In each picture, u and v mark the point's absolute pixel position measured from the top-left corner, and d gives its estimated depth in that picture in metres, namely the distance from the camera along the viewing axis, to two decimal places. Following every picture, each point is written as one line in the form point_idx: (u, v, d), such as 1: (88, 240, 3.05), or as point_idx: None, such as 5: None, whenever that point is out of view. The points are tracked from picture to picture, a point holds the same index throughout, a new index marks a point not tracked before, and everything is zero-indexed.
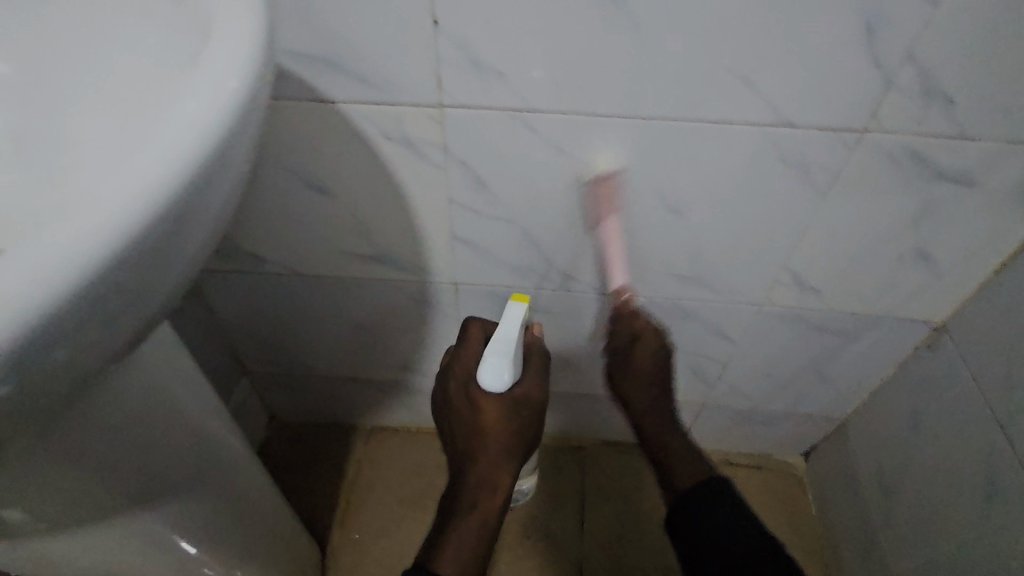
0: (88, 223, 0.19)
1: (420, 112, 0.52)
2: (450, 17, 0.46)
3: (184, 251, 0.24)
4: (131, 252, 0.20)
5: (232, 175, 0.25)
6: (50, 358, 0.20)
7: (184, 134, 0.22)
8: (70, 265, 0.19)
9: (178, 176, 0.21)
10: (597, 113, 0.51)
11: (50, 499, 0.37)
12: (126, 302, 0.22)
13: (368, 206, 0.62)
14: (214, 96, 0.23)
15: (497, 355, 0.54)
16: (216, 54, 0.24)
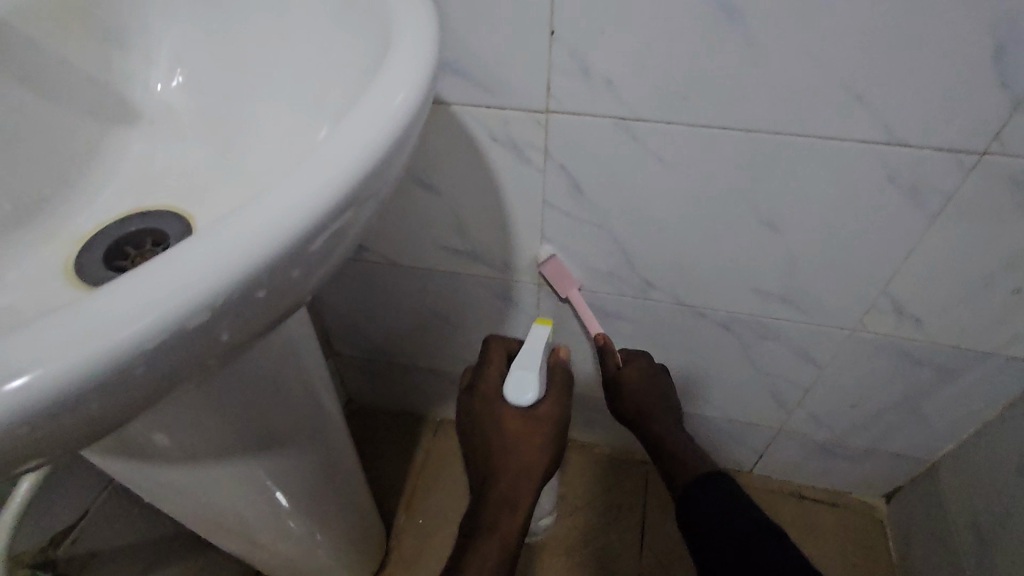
0: (282, 208, 0.21)
1: (529, 117, 0.55)
2: (567, 27, 0.49)
3: (345, 243, 0.26)
4: (330, 226, 0.23)
5: (393, 177, 0.27)
6: (243, 324, 0.22)
7: (377, 120, 0.25)
8: (264, 244, 0.20)
9: (374, 156, 0.24)
10: (699, 123, 0.52)
11: (190, 431, 0.42)
12: (294, 287, 0.24)
13: (466, 203, 0.65)
14: (392, 105, 0.25)
15: (522, 371, 0.52)
16: (394, 68, 0.27)
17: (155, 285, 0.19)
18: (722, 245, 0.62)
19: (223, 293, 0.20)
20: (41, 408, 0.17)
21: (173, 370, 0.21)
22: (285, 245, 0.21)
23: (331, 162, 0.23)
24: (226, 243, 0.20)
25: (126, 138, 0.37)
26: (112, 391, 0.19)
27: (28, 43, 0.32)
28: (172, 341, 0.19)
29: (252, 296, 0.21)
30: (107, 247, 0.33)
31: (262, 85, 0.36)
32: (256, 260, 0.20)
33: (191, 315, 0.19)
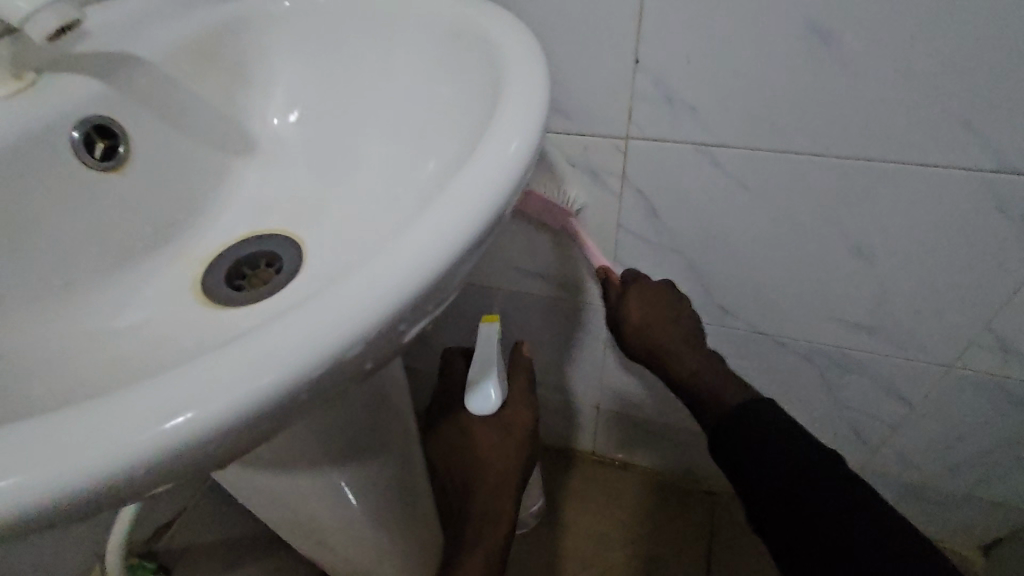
0: (418, 248, 0.23)
1: (609, 143, 0.56)
2: (652, 54, 0.49)
3: (461, 276, 0.27)
4: (458, 264, 0.24)
5: (505, 212, 0.29)
6: (380, 354, 0.24)
7: (495, 168, 0.26)
8: (405, 282, 0.22)
9: (491, 204, 0.25)
10: (786, 150, 0.51)
11: (288, 440, 0.45)
12: (422, 319, 0.25)
13: (540, 225, 0.67)
14: (510, 148, 0.27)
15: (480, 377, 0.49)
16: (510, 111, 0.28)
17: (299, 330, 0.20)
18: (806, 273, 0.60)
19: (357, 340, 0.21)
20: (209, 435, 0.19)
21: (319, 397, 0.22)
22: (412, 293, 0.22)
23: (454, 212, 0.24)
24: (373, 281, 0.22)
25: (249, 169, 0.40)
26: (256, 427, 0.21)
27: (175, 87, 0.36)
28: (311, 382, 0.21)
29: (380, 342, 0.22)
30: (229, 272, 0.36)
31: (371, 122, 0.39)
32: (387, 306, 0.22)
33: (335, 353, 0.21)
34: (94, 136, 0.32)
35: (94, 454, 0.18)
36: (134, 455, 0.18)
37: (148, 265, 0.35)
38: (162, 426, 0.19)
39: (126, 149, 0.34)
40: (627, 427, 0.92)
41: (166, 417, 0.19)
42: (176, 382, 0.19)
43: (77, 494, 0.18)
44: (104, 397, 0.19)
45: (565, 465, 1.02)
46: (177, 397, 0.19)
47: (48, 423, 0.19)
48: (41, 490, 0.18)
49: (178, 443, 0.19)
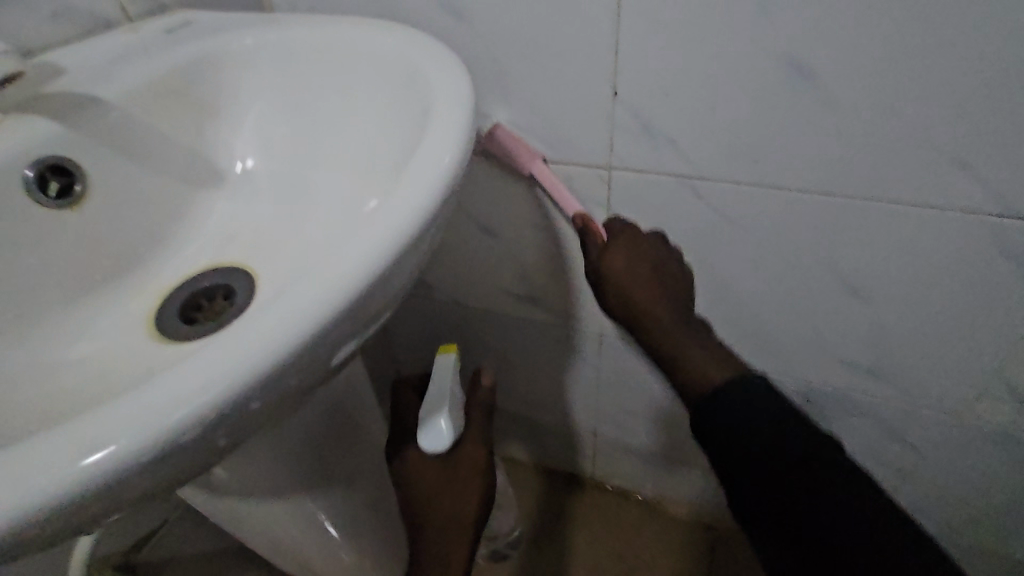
0: (318, 291, 0.23)
1: (591, 174, 0.55)
2: (631, 87, 0.48)
3: (379, 312, 0.27)
4: (361, 303, 0.24)
5: (425, 246, 0.29)
6: (285, 395, 0.23)
7: (411, 200, 0.27)
8: (301, 327, 0.22)
9: (404, 239, 0.26)
10: (773, 184, 0.49)
11: (246, 467, 0.45)
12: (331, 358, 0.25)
13: (528, 251, 0.66)
14: (424, 186, 0.27)
15: (430, 416, 0.49)
16: (430, 148, 0.29)
17: (207, 369, 0.20)
18: (801, 311, 0.57)
19: (264, 375, 0.21)
20: (103, 488, 0.19)
21: (224, 442, 0.22)
22: (318, 329, 0.22)
23: (364, 246, 0.25)
24: (269, 326, 0.22)
25: (212, 199, 0.41)
26: (160, 470, 0.21)
27: (137, 124, 0.37)
28: (217, 422, 0.21)
29: (289, 377, 0.22)
30: (188, 299, 0.37)
31: (327, 152, 0.39)
32: (291, 345, 0.22)
33: (234, 398, 0.21)
34: (50, 175, 0.33)
35: None
36: (34, 503, 0.18)
37: (109, 296, 0.36)
38: (78, 466, 0.19)
39: (83, 186, 0.35)
40: (624, 455, 0.90)
41: (78, 458, 0.19)
42: (79, 432, 0.19)
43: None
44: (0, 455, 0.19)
45: (563, 491, 1.00)
46: (80, 445, 0.19)
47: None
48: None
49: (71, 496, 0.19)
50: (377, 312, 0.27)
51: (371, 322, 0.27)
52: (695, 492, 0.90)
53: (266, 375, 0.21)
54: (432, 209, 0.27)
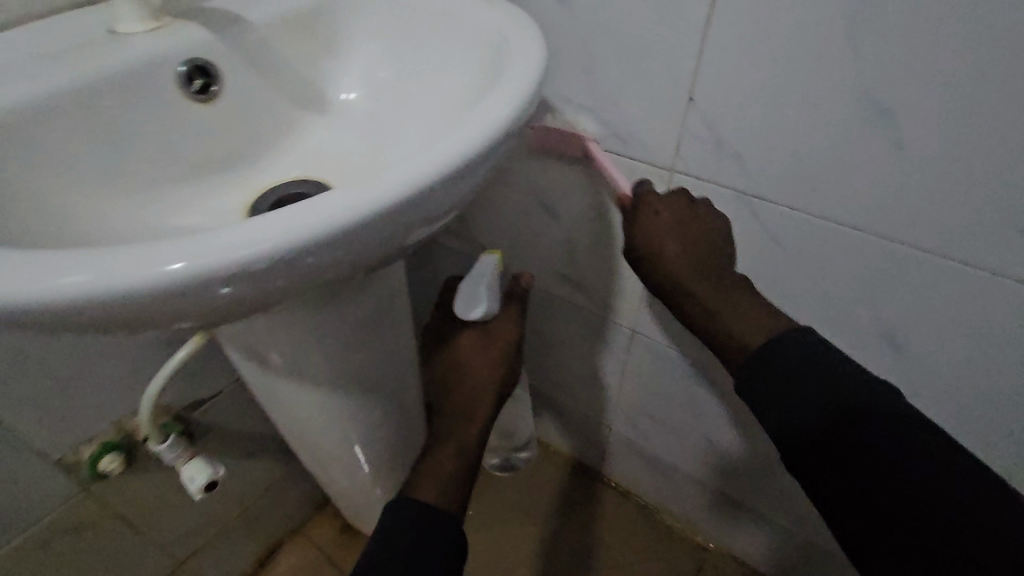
0: (371, 190, 0.28)
1: (654, 172, 0.58)
2: (707, 95, 0.50)
3: (419, 227, 0.32)
4: (402, 210, 0.29)
5: (470, 185, 0.34)
6: (324, 267, 0.29)
7: (462, 142, 0.32)
8: (352, 213, 0.28)
9: (449, 168, 0.31)
10: (826, 216, 0.50)
11: (291, 359, 0.51)
12: (368, 250, 0.31)
13: (581, 235, 0.69)
14: (479, 131, 0.32)
15: (472, 286, 0.59)
16: (493, 104, 0.34)
17: (270, 227, 0.26)
18: (833, 349, 0.57)
19: (307, 245, 0.27)
20: (179, 290, 0.25)
21: (273, 287, 0.28)
22: (356, 223, 0.28)
23: (411, 170, 0.30)
24: (326, 207, 0.28)
25: (313, 122, 0.48)
26: (214, 296, 0.27)
27: (270, 45, 0.44)
28: (263, 270, 0.26)
29: (324, 254, 0.28)
30: (271, 198, 0.44)
31: (415, 98, 0.45)
32: (337, 224, 0.27)
33: (285, 252, 0.26)
34: (196, 74, 0.41)
35: (97, 281, 0.24)
36: (127, 285, 0.25)
37: (215, 181, 0.44)
38: (166, 268, 0.25)
39: (218, 88, 0.42)
40: (634, 456, 0.92)
41: (167, 262, 0.25)
42: (170, 246, 0.25)
43: (76, 303, 0.25)
44: (115, 249, 0.25)
45: (566, 474, 1.03)
46: (169, 255, 0.25)
47: (75, 256, 0.25)
48: (60, 293, 0.24)
49: (154, 288, 0.25)
50: (417, 225, 0.32)
51: (410, 232, 0.32)
52: (694, 508, 0.91)
53: (308, 245, 0.27)
54: (476, 156, 0.32)
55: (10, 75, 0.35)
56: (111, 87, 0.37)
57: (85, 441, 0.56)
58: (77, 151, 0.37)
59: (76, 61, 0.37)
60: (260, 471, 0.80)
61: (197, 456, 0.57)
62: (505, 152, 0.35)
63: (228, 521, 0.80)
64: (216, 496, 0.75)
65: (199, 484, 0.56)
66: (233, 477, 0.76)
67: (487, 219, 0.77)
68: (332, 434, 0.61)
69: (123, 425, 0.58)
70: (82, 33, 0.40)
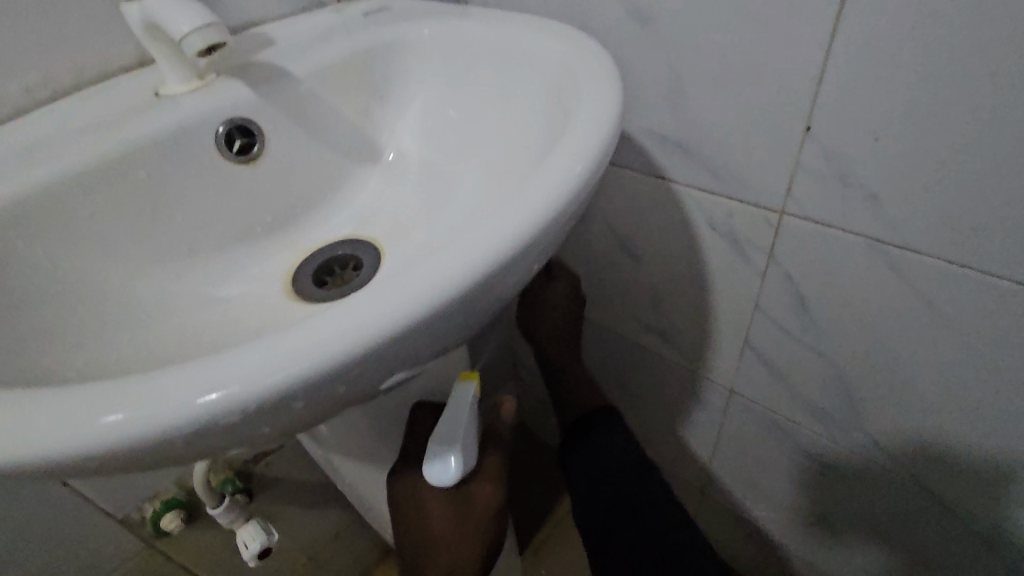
0: (414, 286, 0.23)
1: (759, 215, 0.48)
2: (830, 124, 0.40)
3: (473, 317, 0.26)
4: (452, 306, 0.23)
5: (536, 259, 0.27)
6: (360, 384, 0.24)
7: (523, 215, 0.25)
8: (390, 319, 0.22)
9: (508, 248, 0.24)
10: (999, 275, 0.38)
11: (344, 433, 0.47)
12: (415, 356, 0.25)
13: (668, 282, 0.60)
14: (548, 193, 0.26)
15: (444, 438, 0.42)
16: (563, 154, 0.27)
17: (294, 346, 0.21)
18: (1010, 437, 0.45)
19: (332, 367, 0.21)
20: (194, 431, 0.21)
21: (301, 413, 0.23)
22: (394, 330, 0.22)
23: (456, 259, 0.23)
24: (359, 312, 0.22)
25: (367, 173, 0.44)
26: (222, 433, 0.22)
27: (318, 99, 0.40)
28: (285, 400, 0.21)
29: (356, 373, 0.22)
30: (323, 264, 0.40)
31: (475, 143, 0.40)
32: (372, 336, 0.22)
33: (314, 376, 0.21)
34: (236, 134, 0.38)
35: (101, 427, 0.20)
36: (124, 432, 0.20)
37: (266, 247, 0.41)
38: (178, 408, 0.20)
39: (260, 148, 0.39)
40: (732, 525, 0.81)
41: (180, 401, 0.20)
42: (176, 378, 0.21)
43: (66, 454, 0.20)
44: (110, 385, 0.21)
45: None
46: (175, 392, 0.20)
47: (66, 395, 0.21)
48: (47, 447, 0.20)
49: (165, 431, 0.20)
50: (470, 318, 0.26)
51: (461, 326, 0.26)
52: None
53: (333, 369, 0.21)
54: (540, 232, 0.25)
55: (41, 152, 0.33)
56: (143, 155, 0.34)
57: (148, 499, 0.55)
58: (117, 229, 0.35)
59: (108, 129, 0.34)
60: (325, 520, 0.77)
61: (253, 521, 0.55)
62: (580, 214, 0.29)
63: (294, 570, 0.78)
64: (281, 547, 0.73)
65: (253, 552, 0.53)
66: (298, 528, 0.74)
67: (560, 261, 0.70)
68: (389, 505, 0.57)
69: (186, 482, 0.57)
70: (128, 98, 0.38)
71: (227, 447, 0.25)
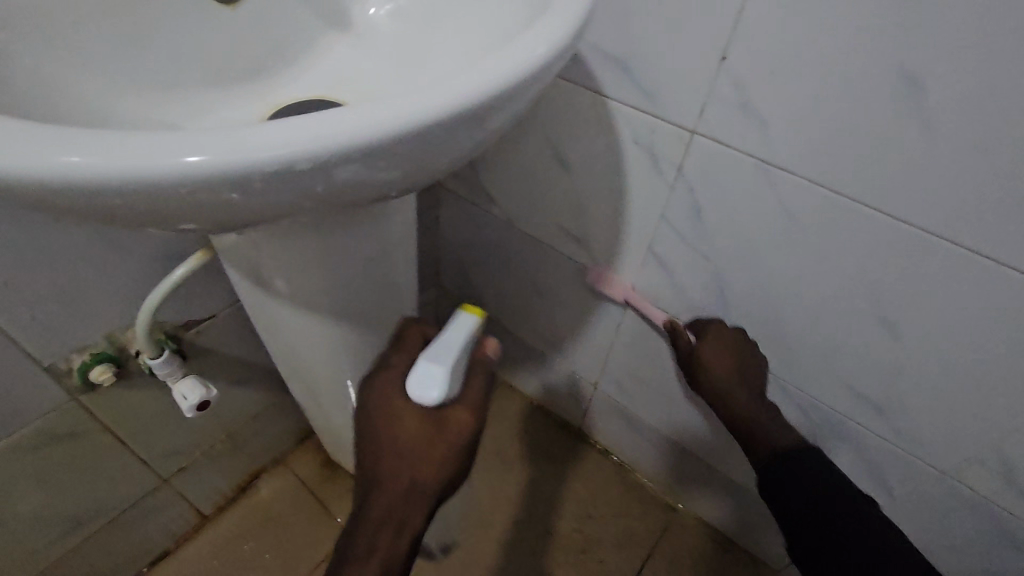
0: (410, 104, 0.27)
1: (674, 133, 0.57)
2: (741, 56, 0.49)
3: (454, 149, 0.31)
4: (441, 129, 0.28)
5: (510, 112, 0.32)
6: (346, 182, 0.27)
7: (506, 67, 0.30)
8: (388, 126, 0.26)
9: (493, 89, 0.29)
10: (842, 191, 0.51)
11: (296, 283, 0.51)
12: (399, 170, 0.29)
13: (591, 192, 0.69)
14: (526, 54, 0.31)
15: (431, 361, 0.45)
16: (541, 29, 0.32)
17: (299, 130, 0.24)
18: (832, 325, 0.59)
19: (335, 153, 0.25)
20: (196, 185, 0.24)
21: (291, 198, 0.27)
22: (388, 135, 0.26)
23: (450, 91, 0.28)
24: (359, 114, 0.26)
25: (337, 38, 0.46)
26: (230, 197, 0.25)
27: None
28: (288, 175, 0.25)
29: (356, 166, 0.26)
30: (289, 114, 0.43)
31: (449, 23, 0.43)
32: (371, 135, 0.25)
33: (313, 158, 0.25)
34: None
35: (114, 166, 0.23)
36: (133, 175, 0.23)
37: (236, 91, 0.42)
38: (184, 161, 0.23)
39: None
40: (617, 415, 0.95)
41: (185, 154, 0.23)
42: (182, 139, 0.24)
43: (79, 187, 0.23)
44: (125, 133, 0.24)
45: (548, 427, 1.07)
46: (179, 146, 0.23)
47: (87, 136, 0.23)
48: (70, 174, 0.23)
49: (175, 179, 0.23)
50: (452, 151, 0.31)
51: (444, 156, 0.31)
52: (683, 479, 0.93)
53: (334, 156, 0.25)
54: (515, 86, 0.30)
55: None
56: None
57: (77, 350, 0.56)
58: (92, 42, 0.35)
59: None
60: (249, 398, 0.80)
61: (190, 377, 0.58)
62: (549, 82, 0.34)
63: (214, 445, 0.81)
64: (203, 419, 0.76)
65: (192, 403, 0.56)
66: (223, 402, 0.77)
67: (498, 166, 0.77)
68: (328, 368, 0.63)
69: (117, 337, 0.58)
70: None
71: (225, 223, 0.29)
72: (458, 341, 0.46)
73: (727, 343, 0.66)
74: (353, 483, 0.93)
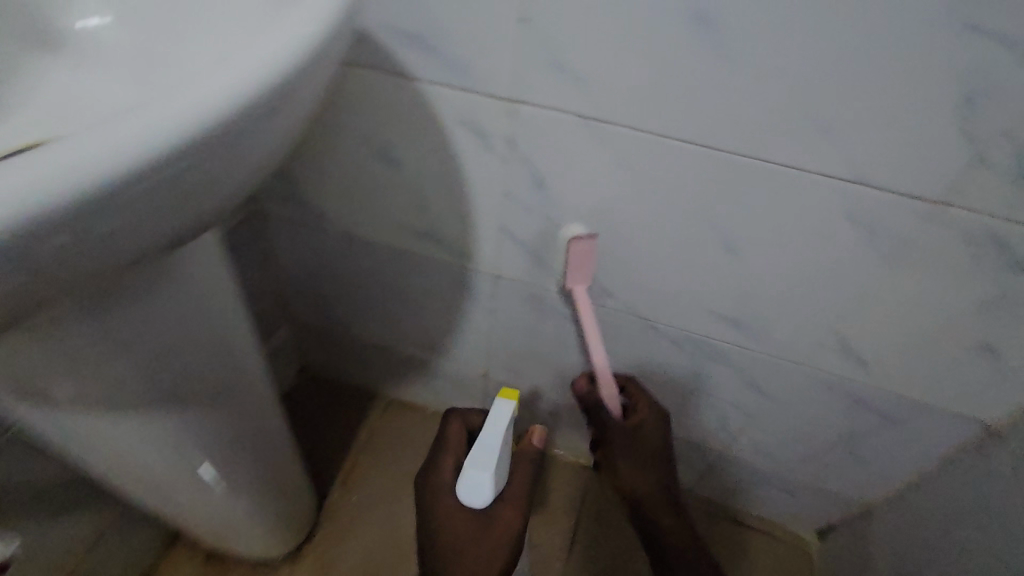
0: (122, 136, 0.21)
1: (496, 105, 0.54)
2: (541, 14, 0.47)
3: (222, 176, 0.26)
4: (186, 159, 0.23)
5: (286, 116, 0.27)
6: (78, 246, 0.22)
7: (257, 62, 0.25)
8: (93, 171, 0.20)
9: (247, 94, 0.24)
10: (667, 133, 0.51)
11: (82, 379, 0.40)
12: (149, 215, 0.24)
13: (429, 183, 0.64)
14: (284, 43, 0.26)
15: (478, 468, 0.50)
16: (300, 12, 0.27)
17: None
18: (688, 261, 0.61)
19: (36, 221, 0.20)
20: None
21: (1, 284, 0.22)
22: (110, 184, 0.21)
23: (185, 106, 0.22)
24: (54, 164, 0.20)
25: (52, 66, 0.39)
26: None
27: None
28: None
29: (77, 228, 0.21)
30: None
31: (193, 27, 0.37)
32: (76, 186, 0.20)
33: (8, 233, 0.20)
34: None
35: None
36: None
37: None
38: None
39: None
40: (514, 399, 0.93)
41: None
42: None
43: None
44: None
45: (450, 432, 1.02)
46: None
47: None
48: None
49: None
50: (222, 176, 0.26)
51: (214, 185, 0.26)
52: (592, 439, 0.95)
53: (37, 221, 0.20)
54: (294, 78, 0.25)
55: None
56: None
57: None
58: None
59: None
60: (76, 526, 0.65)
61: None
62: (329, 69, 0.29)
63: None
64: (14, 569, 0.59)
65: None
66: (40, 539, 0.61)
67: (322, 177, 0.69)
68: (159, 454, 0.51)
69: None
70: None
71: None
72: (499, 436, 0.51)
73: (652, 423, 0.70)
74: (245, 569, 0.81)
